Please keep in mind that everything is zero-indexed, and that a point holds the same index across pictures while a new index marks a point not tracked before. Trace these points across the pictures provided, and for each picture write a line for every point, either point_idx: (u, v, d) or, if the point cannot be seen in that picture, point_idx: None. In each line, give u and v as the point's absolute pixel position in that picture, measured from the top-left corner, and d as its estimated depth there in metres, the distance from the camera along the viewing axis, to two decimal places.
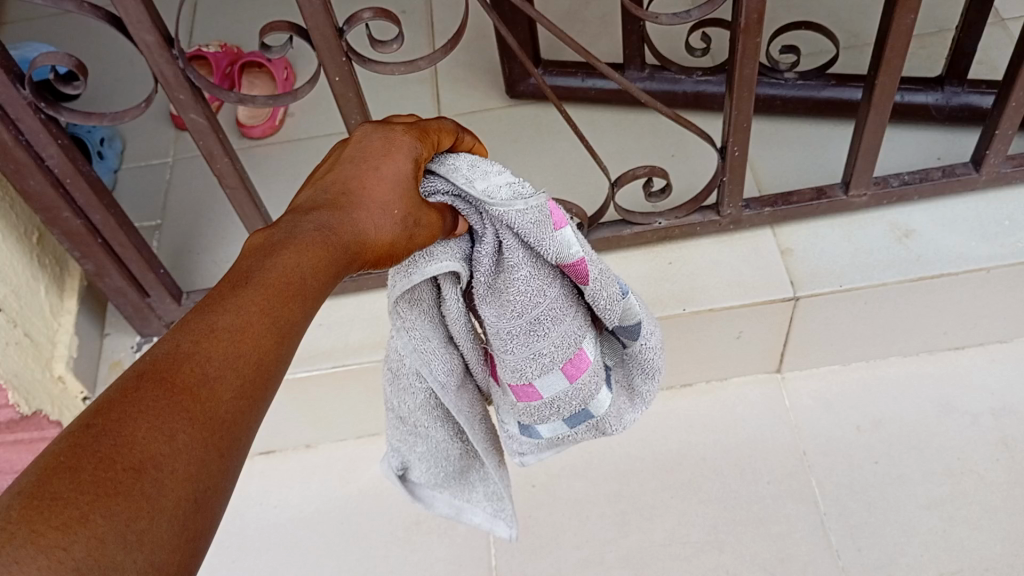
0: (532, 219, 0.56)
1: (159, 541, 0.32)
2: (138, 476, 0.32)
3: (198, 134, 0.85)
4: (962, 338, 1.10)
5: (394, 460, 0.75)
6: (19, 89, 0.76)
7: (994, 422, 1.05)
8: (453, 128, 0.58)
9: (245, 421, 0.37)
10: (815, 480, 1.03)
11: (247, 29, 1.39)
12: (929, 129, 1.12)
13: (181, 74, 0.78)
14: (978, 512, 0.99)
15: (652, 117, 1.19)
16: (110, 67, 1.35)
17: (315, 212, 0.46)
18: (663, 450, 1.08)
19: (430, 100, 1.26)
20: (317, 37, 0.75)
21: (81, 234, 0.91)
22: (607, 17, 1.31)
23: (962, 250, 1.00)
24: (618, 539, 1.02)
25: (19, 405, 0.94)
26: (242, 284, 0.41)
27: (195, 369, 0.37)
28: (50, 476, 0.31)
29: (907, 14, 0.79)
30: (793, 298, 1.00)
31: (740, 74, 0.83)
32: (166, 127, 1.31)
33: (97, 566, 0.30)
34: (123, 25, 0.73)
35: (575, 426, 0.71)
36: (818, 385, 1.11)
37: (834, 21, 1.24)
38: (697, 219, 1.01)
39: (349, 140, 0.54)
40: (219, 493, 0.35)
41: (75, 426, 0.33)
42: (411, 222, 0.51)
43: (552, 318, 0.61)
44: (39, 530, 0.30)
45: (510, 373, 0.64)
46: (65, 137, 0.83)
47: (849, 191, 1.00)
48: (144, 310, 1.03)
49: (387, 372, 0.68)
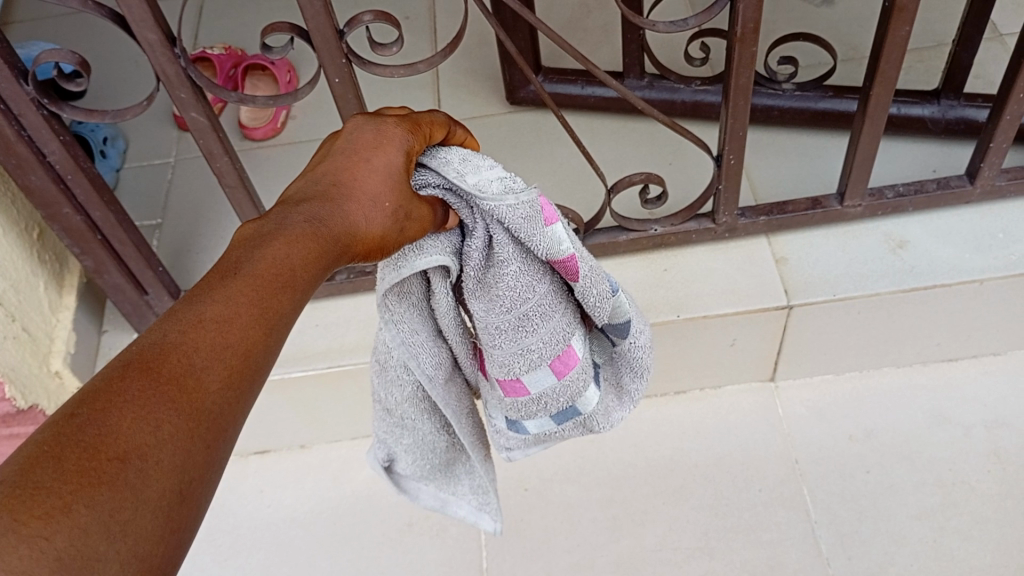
0: (523, 214, 0.56)
1: (141, 533, 0.33)
2: (121, 466, 0.33)
3: (198, 133, 0.85)
4: (955, 350, 1.10)
5: (380, 452, 0.75)
6: (23, 84, 0.77)
7: (986, 434, 1.05)
8: (445, 121, 0.59)
9: (231, 413, 0.38)
10: (807, 488, 1.04)
11: (251, 32, 1.40)
12: (925, 143, 1.13)
13: (183, 73, 0.79)
14: (969, 523, 0.99)
15: (651, 126, 1.20)
16: (114, 67, 1.36)
17: (305, 204, 0.47)
18: (655, 456, 1.08)
19: (430, 105, 1.27)
20: (318, 37, 0.76)
21: (81, 230, 0.92)
22: (608, 26, 1.33)
23: (955, 261, 1.00)
24: (609, 544, 1.02)
25: (16, 400, 0.94)
26: (231, 275, 0.42)
27: (181, 359, 0.37)
28: (34, 464, 0.32)
29: (902, 26, 0.80)
30: (787, 306, 1.00)
31: (736, 82, 0.84)
32: (168, 128, 1.32)
33: (80, 556, 0.31)
34: (126, 23, 0.74)
35: (562, 422, 0.72)
36: (811, 395, 1.11)
37: (833, 34, 1.26)
38: (693, 226, 1.02)
39: (341, 132, 0.55)
40: (204, 484, 0.36)
41: (60, 416, 0.34)
42: (402, 215, 0.51)
43: (541, 314, 0.62)
44: (20, 519, 0.30)
45: (497, 368, 0.64)
46: (66, 133, 0.84)
47: (844, 201, 1.01)
48: (142, 308, 1.04)
49: (375, 364, 0.69)
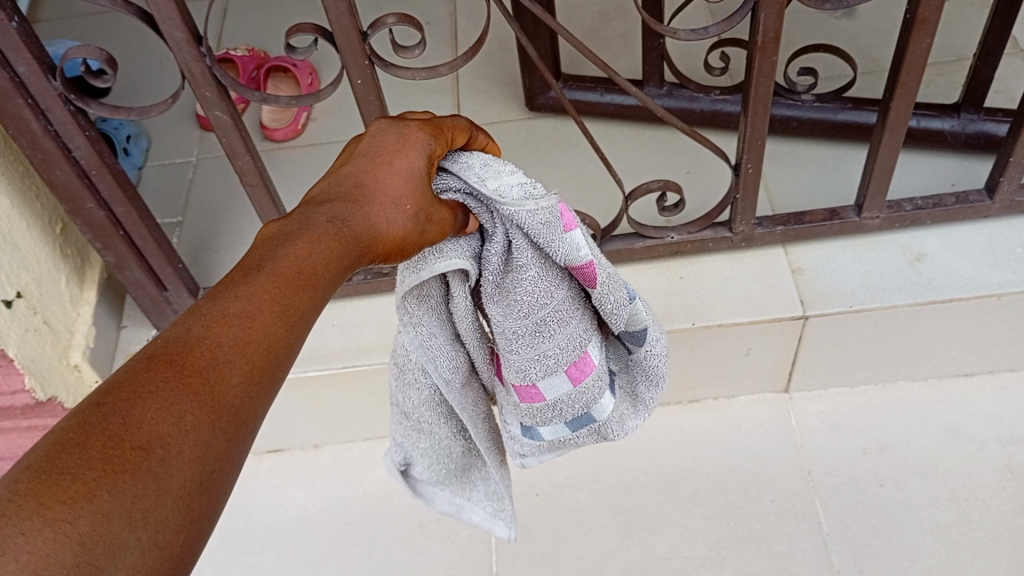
0: (542, 219, 0.57)
1: (163, 521, 0.33)
2: (145, 455, 0.34)
3: (221, 131, 0.86)
4: (972, 365, 1.10)
5: (397, 456, 0.76)
6: (51, 80, 0.78)
7: (1002, 450, 1.04)
8: (467, 126, 0.60)
9: (252, 406, 0.39)
10: (819, 500, 1.03)
11: (274, 34, 1.42)
12: (944, 156, 1.13)
13: (208, 71, 0.80)
14: (983, 539, 0.98)
15: (670, 134, 1.21)
16: (138, 66, 1.38)
17: (327, 205, 0.48)
18: (667, 465, 1.08)
19: (450, 110, 1.28)
20: (342, 38, 0.77)
21: (104, 225, 0.93)
22: (628, 35, 1.33)
23: (973, 275, 1.00)
24: (619, 551, 1.02)
25: (35, 391, 0.97)
26: (254, 272, 0.42)
27: (205, 353, 0.38)
28: (59, 451, 0.32)
29: (923, 39, 0.80)
30: (803, 317, 1.00)
31: (756, 91, 0.84)
32: (190, 127, 1.34)
33: (102, 541, 0.31)
34: (153, 22, 0.75)
35: (576, 430, 0.72)
36: (825, 407, 1.11)
37: (853, 47, 1.26)
38: (710, 234, 1.02)
39: (364, 135, 0.56)
40: (225, 475, 0.36)
41: (85, 405, 0.34)
42: (422, 218, 0.52)
43: (558, 319, 0.62)
44: (45, 503, 0.31)
45: (514, 373, 0.65)
46: (92, 129, 0.85)
47: (862, 213, 1.01)
48: (161, 304, 1.05)
49: (393, 366, 0.69)
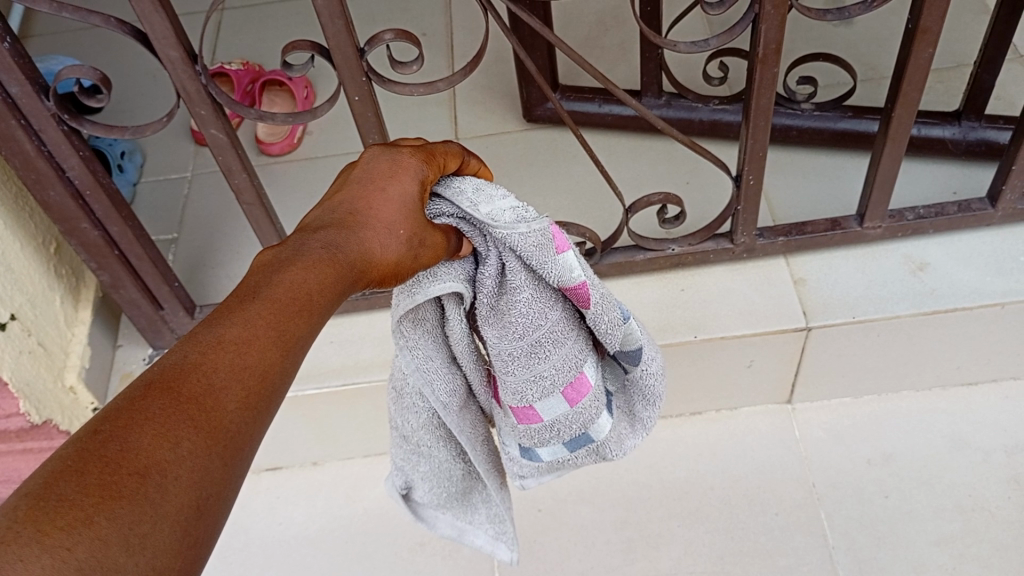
0: (535, 242, 0.56)
1: (160, 545, 0.32)
2: (142, 481, 0.32)
3: (217, 149, 0.85)
4: (975, 374, 1.09)
5: (397, 480, 0.75)
6: (44, 101, 0.77)
7: (1007, 459, 1.03)
8: (459, 152, 0.59)
9: (248, 432, 0.38)
10: (824, 513, 1.02)
11: (269, 48, 1.41)
12: (945, 163, 1.12)
13: (203, 90, 0.79)
14: (989, 550, 0.97)
15: (668, 144, 1.20)
16: (132, 81, 1.37)
17: (322, 230, 0.47)
18: (671, 478, 1.07)
19: (447, 122, 1.27)
20: (338, 56, 0.76)
21: (98, 246, 0.92)
22: (625, 44, 1.33)
23: (976, 285, 0.99)
24: (623, 566, 1.01)
25: (30, 414, 0.94)
26: (249, 299, 0.41)
27: (200, 380, 0.37)
28: (57, 479, 0.31)
29: (926, 48, 0.79)
30: (805, 329, 0.99)
31: (757, 104, 0.83)
32: (185, 142, 1.33)
33: (100, 567, 0.30)
34: (148, 41, 0.74)
35: (575, 450, 0.71)
36: (828, 418, 1.10)
37: (851, 55, 1.25)
38: (711, 246, 1.01)
39: (357, 162, 0.55)
40: (221, 501, 0.35)
41: (84, 432, 0.33)
42: (416, 242, 0.51)
43: (553, 341, 0.61)
44: (44, 530, 0.30)
45: (511, 396, 0.64)
46: (86, 149, 0.84)
47: (864, 223, 1.00)
48: (158, 323, 1.03)
49: (391, 391, 0.69)
